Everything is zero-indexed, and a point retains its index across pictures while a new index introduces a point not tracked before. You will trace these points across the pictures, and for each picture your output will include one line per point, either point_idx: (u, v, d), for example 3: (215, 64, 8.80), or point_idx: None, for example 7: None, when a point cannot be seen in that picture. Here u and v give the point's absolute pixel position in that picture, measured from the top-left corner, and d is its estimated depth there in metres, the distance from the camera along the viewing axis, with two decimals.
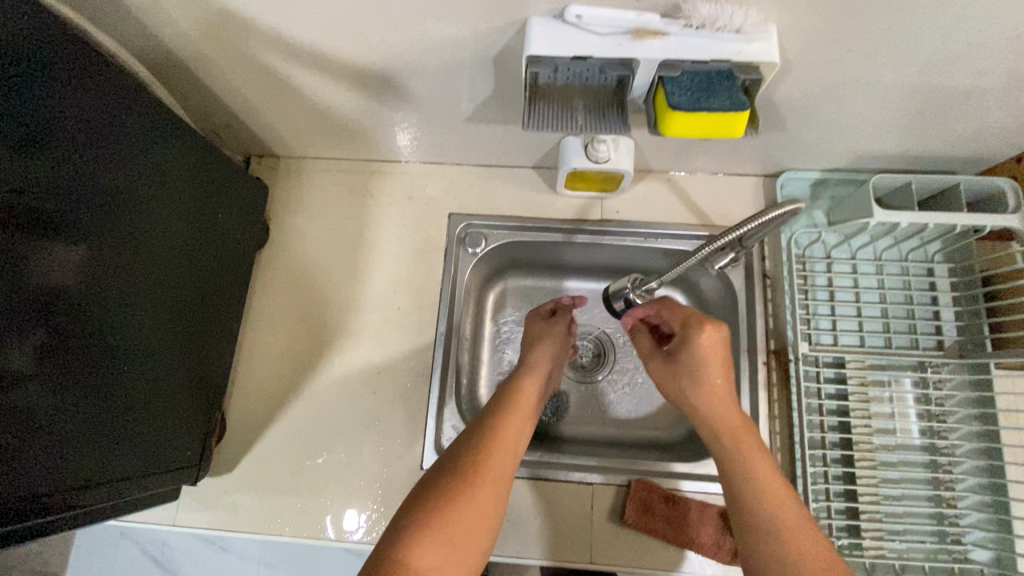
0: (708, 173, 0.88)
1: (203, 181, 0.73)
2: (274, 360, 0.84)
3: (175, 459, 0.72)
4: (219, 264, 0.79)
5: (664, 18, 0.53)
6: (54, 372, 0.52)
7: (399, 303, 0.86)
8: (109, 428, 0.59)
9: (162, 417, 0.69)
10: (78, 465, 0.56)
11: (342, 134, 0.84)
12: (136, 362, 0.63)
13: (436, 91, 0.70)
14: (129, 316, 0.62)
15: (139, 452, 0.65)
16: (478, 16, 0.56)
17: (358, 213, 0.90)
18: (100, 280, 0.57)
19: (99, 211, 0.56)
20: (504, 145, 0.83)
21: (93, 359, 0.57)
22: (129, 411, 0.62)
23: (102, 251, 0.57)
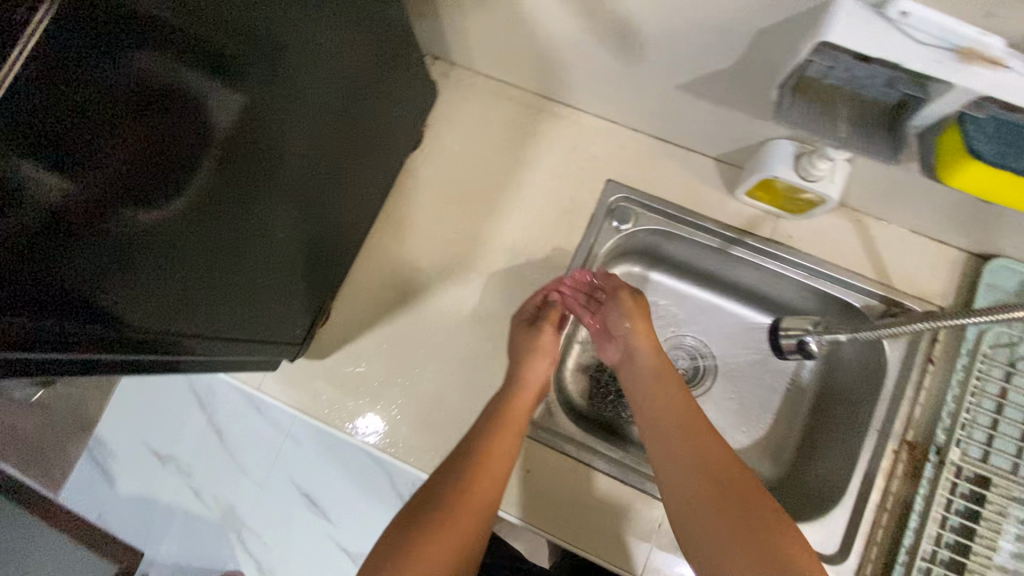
0: (906, 228, 0.77)
1: (375, 56, 0.66)
2: (390, 268, 0.83)
3: (281, 333, 0.71)
4: (363, 152, 0.73)
5: (1009, 46, 0.44)
6: (204, 220, 0.48)
7: (528, 254, 0.82)
8: (229, 289, 0.56)
9: (276, 286, 0.66)
10: (193, 315, 0.53)
11: (532, 61, 0.77)
12: (265, 224, 0.58)
13: (665, 45, 0.62)
14: (272, 175, 0.56)
15: (248, 315, 0.62)
16: None
17: (514, 147, 0.84)
18: (266, 134, 0.52)
19: (286, 56, 0.50)
20: (699, 127, 0.74)
21: (235, 215, 0.52)
22: (248, 274, 0.59)
23: (274, 103, 0.51)
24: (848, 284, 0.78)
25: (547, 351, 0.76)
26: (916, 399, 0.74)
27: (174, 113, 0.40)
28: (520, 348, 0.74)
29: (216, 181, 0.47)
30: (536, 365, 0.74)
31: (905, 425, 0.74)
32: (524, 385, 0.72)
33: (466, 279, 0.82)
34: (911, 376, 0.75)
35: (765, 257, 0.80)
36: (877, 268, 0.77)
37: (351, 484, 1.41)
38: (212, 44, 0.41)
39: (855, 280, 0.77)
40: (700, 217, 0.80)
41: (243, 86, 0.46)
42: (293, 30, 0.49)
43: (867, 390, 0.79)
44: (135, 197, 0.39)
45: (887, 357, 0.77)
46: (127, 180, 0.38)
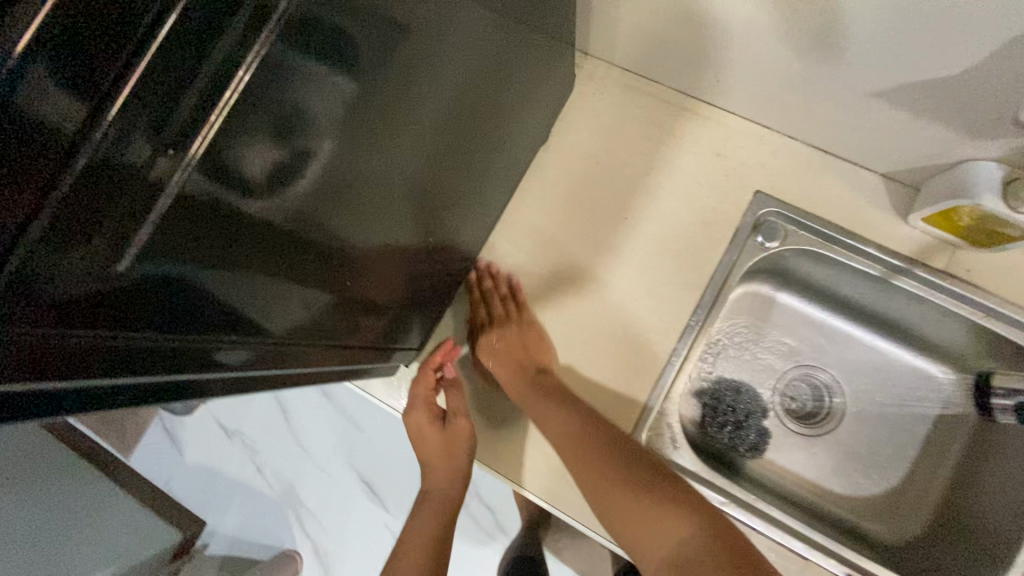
0: None
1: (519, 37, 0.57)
2: (507, 271, 0.77)
3: (399, 340, 0.65)
4: (492, 146, 0.64)
5: None
6: (334, 229, 0.40)
7: (659, 267, 0.75)
8: (341, 306, 0.47)
9: (390, 297, 0.57)
10: (302, 338, 0.44)
11: (688, 54, 0.69)
12: (385, 229, 0.48)
13: (877, 41, 0.53)
14: (397, 170, 0.45)
15: (360, 332, 0.54)
16: None
17: (650, 148, 0.77)
18: (404, 126, 0.43)
19: (435, 30, 0.40)
20: (879, 140, 0.66)
21: (365, 223, 0.44)
22: (362, 286, 0.49)
23: (407, 78, 0.40)
24: None
25: (454, 446, 0.71)
26: None
27: (321, 101, 0.32)
28: (437, 447, 0.72)
29: (351, 183, 0.39)
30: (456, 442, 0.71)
31: None
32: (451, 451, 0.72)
33: (588, 290, 0.76)
34: None
35: (937, 293, 0.70)
36: None
37: (419, 480, 1.30)
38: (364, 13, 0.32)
39: None
40: (861, 240, 0.71)
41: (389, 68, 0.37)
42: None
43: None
44: (265, 205, 0.31)
45: None
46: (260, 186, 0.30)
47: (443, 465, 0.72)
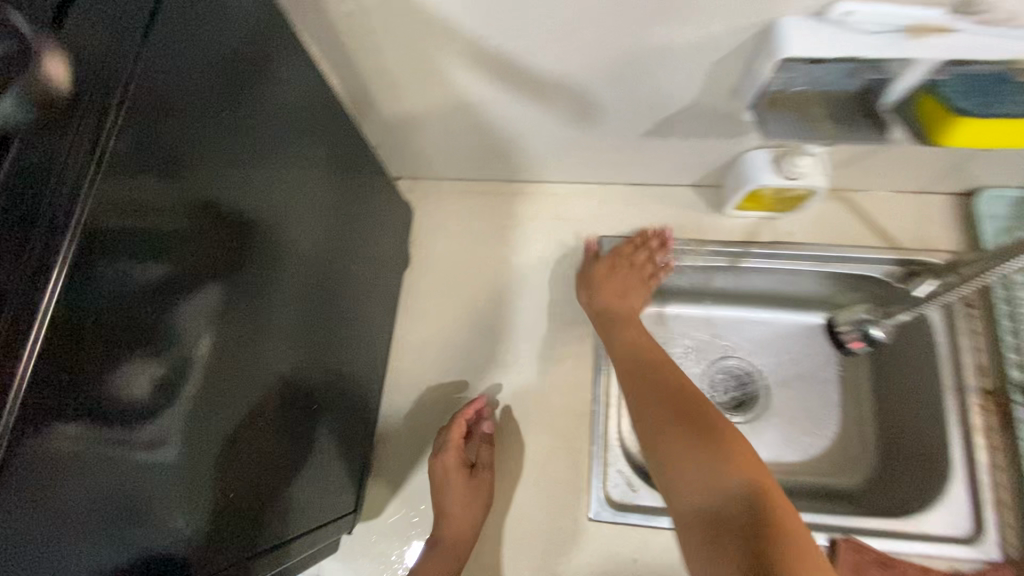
0: (888, 193, 0.80)
1: (344, 179, 0.63)
2: (419, 394, 0.78)
3: (333, 510, 0.64)
4: (360, 278, 0.68)
5: (950, 13, 0.47)
6: (225, 406, 0.40)
7: (551, 332, 0.80)
8: (278, 492, 0.49)
9: (320, 469, 0.59)
10: (245, 540, 0.45)
11: (494, 153, 0.79)
12: (299, 408, 0.52)
13: (623, 103, 0.65)
14: (295, 354, 0.51)
15: (297, 514, 0.55)
16: (720, 16, 0.50)
17: (500, 235, 0.84)
18: (266, 289, 0.45)
19: (263, 199, 0.44)
20: (670, 165, 0.77)
21: (258, 388, 0.44)
22: (294, 467, 0.52)
23: (278, 279, 0.47)
24: (862, 260, 0.78)
25: (477, 500, 0.69)
26: (974, 346, 0.74)
27: (164, 300, 0.34)
28: (462, 492, 0.68)
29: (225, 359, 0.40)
30: (460, 518, 0.68)
31: (976, 374, 0.73)
32: (460, 526, 0.68)
33: (499, 379, 0.78)
34: (959, 326, 0.75)
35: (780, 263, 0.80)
36: (882, 236, 0.78)
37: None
38: (209, 245, 0.38)
39: (867, 253, 0.78)
40: (701, 243, 0.80)
41: (227, 245, 0.39)
42: (291, 213, 0.49)
43: (921, 351, 0.78)
44: (181, 430, 0.35)
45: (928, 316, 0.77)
46: (176, 421, 0.35)
47: (462, 511, 0.68)
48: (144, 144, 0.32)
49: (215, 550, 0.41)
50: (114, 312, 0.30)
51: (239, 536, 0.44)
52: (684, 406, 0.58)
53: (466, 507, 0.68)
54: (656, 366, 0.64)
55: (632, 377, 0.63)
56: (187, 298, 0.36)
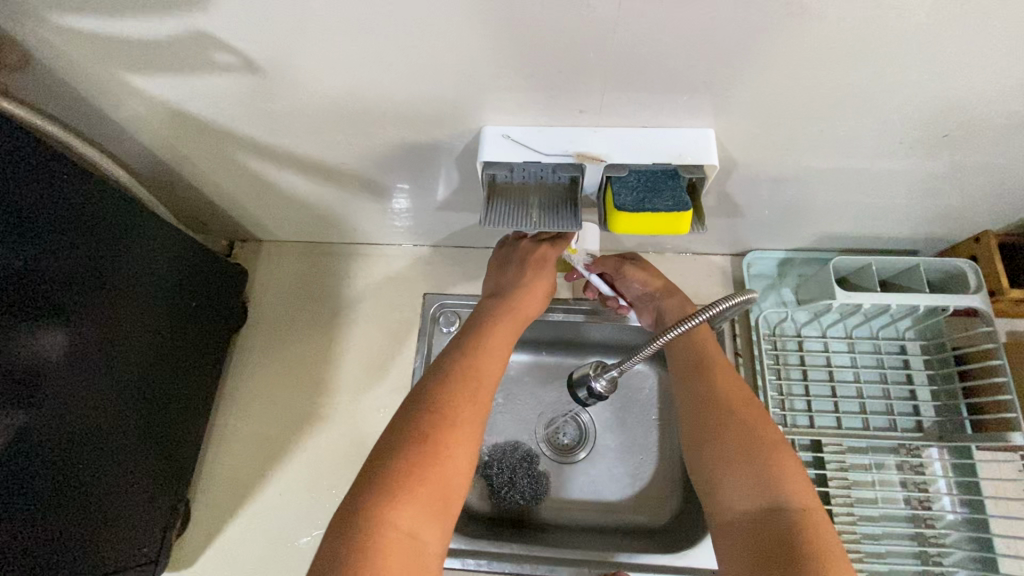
0: (675, 254, 0.90)
1: (200, 279, 0.80)
2: (244, 446, 0.84)
3: (142, 549, 0.72)
4: (208, 354, 0.83)
5: (597, 128, 0.59)
6: (36, 441, 0.55)
7: (372, 385, 0.86)
8: (77, 515, 0.61)
9: (122, 509, 0.68)
10: (35, 556, 0.56)
11: (321, 221, 0.87)
12: (109, 443, 0.64)
13: (406, 184, 0.74)
14: (106, 400, 0.64)
15: (93, 548, 0.64)
16: (439, 124, 0.60)
17: (335, 294, 0.92)
18: (92, 360, 0.61)
19: (99, 295, 0.61)
20: (476, 231, 0.87)
21: (70, 431, 0.59)
22: (96, 497, 0.63)
23: (88, 342, 0.60)
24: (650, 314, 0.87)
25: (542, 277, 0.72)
26: None
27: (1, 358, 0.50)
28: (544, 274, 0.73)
29: (44, 405, 0.56)
30: (523, 312, 0.69)
31: None
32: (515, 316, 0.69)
33: (321, 430, 0.84)
34: None
35: (578, 312, 0.93)
36: None
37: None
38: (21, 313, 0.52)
39: None
40: None
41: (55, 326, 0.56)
42: (111, 290, 0.63)
43: None
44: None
45: None
46: None
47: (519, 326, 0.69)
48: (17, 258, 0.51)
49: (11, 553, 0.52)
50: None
51: (33, 555, 0.55)
52: (766, 431, 0.60)
53: (520, 304, 0.70)
54: (710, 381, 0.66)
55: (679, 361, 0.71)
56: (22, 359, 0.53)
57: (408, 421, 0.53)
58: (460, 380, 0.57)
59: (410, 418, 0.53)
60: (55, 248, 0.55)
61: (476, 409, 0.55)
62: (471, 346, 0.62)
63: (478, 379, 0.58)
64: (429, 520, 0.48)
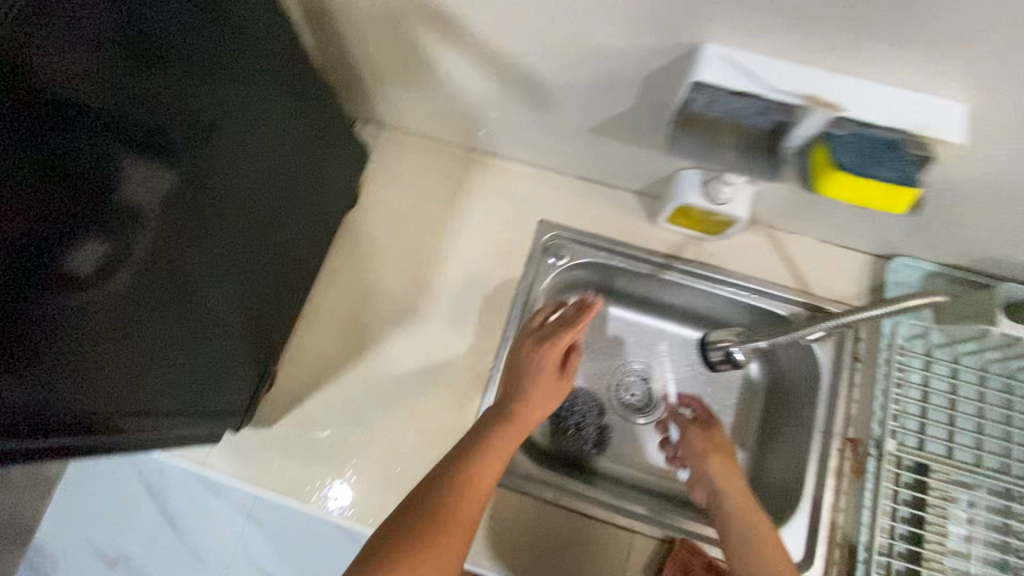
0: (814, 239, 0.84)
1: (306, 132, 0.71)
2: (335, 326, 0.83)
3: (224, 403, 0.70)
4: (302, 219, 0.76)
5: (834, 72, 0.52)
6: (140, 279, 0.49)
7: (470, 297, 0.84)
8: (170, 364, 0.57)
9: (211, 361, 0.64)
10: (126, 396, 0.52)
11: (457, 116, 0.82)
12: (206, 295, 0.59)
13: (572, 94, 0.68)
14: (211, 247, 0.58)
15: (181, 396, 0.61)
16: (654, 27, 0.54)
17: (449, 198, 0.88)
18: (200, 199, 0.53)
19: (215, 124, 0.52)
20: (616, 166, 0.81)
21: (176, 274, 0.53)
22: (189, 347, 0.59)
23: (206, 181, 0.53)
24: (773, 295, 0.82)
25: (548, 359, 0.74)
26: (853, 398, 0.78)
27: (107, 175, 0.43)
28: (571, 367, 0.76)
29: (152, 241, 0.49)
30: (541, 392, 0.72)
31: (845, 423, 0.77)
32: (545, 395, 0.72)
33: (412, 330, 0.83)
34: (843, 376, 0.79)
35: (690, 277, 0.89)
36: (796, 277, 0.82)
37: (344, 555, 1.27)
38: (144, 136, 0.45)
39: (780, 290, 0.82)
40: (631, 246, 0.85)
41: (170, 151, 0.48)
42: (233, 128, 0.55)
43: (806, 392, 0.82)
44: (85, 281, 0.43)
45: (819, 362, 0.81)
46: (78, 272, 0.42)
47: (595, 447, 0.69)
48: (111, 66, 0.41)
49: (107, 388, 0.49)
50: (52, 164, 0.38)
51: (125, 399, 0.52)
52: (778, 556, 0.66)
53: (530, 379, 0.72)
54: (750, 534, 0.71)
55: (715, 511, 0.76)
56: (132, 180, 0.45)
57: (450, 465, 0.61)
58: (487, 454, 0.63)
59: (444, 473, 0.61)
60: (170, 50, 0.46)
61: (506, 447, 0.65)
62: (500, 428, 0.67)
63: (496, 452, 0.64)
64: (449, 553, 0.55)
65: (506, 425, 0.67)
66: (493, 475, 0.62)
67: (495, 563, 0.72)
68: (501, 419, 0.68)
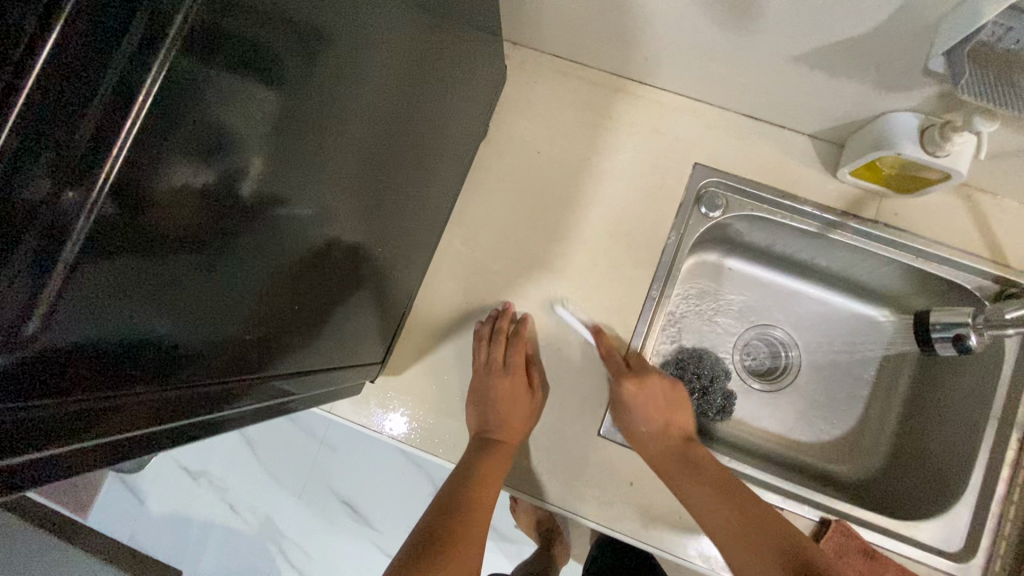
0: (1018, 203, 0.72)
1: (433, 31, 0.55)
2: (463, 273, 0.76)
3: (355, 357, 0.63)
4: (424, 146, 0.63)
5: None
6: (279, 224, 0.37)
7: (611, 248, 0.76)
8: (302, 321, 0.47)
9: (339, 314, 0.55)
10: (265, 363, 0.43)
11: (615, 35, 0.70)
12: (337, 237, 0.48)
13: (790, 12, 0.56)
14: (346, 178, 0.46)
15: (314, 354, 0.52)
16: None
17: (590, 133, 0.77)
18: (331, 133, 0.40)
19: (342, 25, 0.37)
20: (800, 104, 0.69)
21: (314, 214, 0.42)
22: (320, 299, 0.49)
23: (342, 88, 0.40)
24: (961, 265, 0.72)
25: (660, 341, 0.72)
26: None
27: (246, 126, 0.31)
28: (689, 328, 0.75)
29: (283, 194, 0.37)
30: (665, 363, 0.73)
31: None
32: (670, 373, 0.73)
33: (547, 281, 0.76)
34: None
35: None
36: (990, 246, 0.72)
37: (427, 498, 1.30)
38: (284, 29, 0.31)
39: (969, 260, 0.72)
40: (798, 199, 0.74)
41: (300, 75, 0.34)
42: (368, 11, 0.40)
43: (979, 372, 0.74)
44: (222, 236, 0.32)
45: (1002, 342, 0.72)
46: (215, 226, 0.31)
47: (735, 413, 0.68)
48: None
49: (247, 358, 0.40)
50: (179, 126, 0.27)
51: (264, 367, 0.43)
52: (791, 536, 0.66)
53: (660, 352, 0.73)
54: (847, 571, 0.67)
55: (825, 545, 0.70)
56: (268, 105, 0.32)
57: (494, 448, 0.69)
58: (504, 403, 0.71)
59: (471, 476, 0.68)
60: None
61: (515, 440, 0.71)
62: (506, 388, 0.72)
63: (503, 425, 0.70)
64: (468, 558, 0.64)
65: (506, 378, 0.72)
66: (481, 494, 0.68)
67: (632, 530, 0.69)
68: (512, 379, 0.73)
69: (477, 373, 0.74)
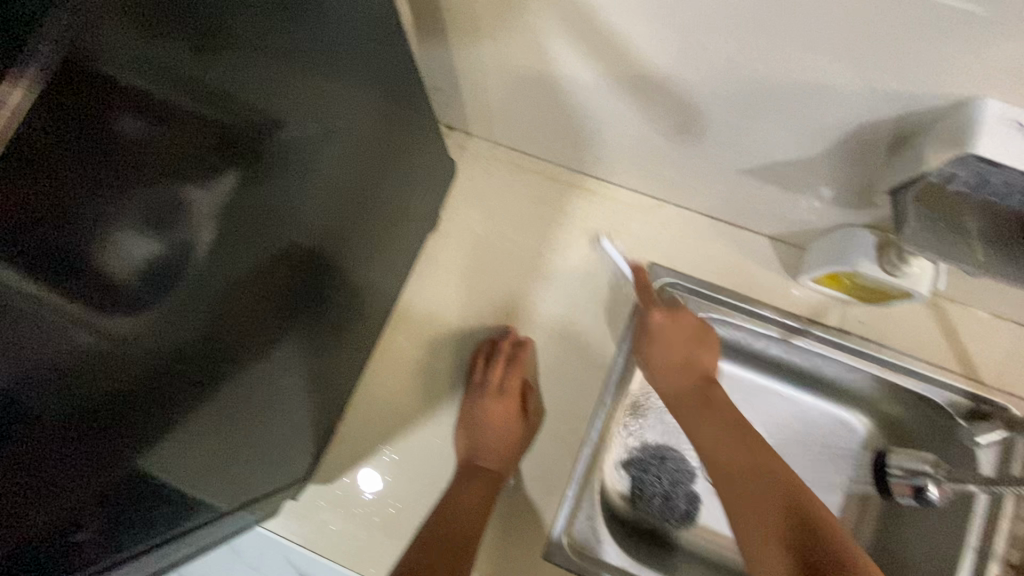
0: (984, 312, 0.70)
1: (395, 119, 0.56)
2: (408, 370, 0.73)
3: (280, 480, 0.59)
4: (379, 232, 0.62)
5: None
6: (191, 307, 0.34)
7: (563, 347, 0.72)
8: (222, 420, 0.42)
9: (270, 414, 0.51)
10: (167, 479, 0.38)
11: (566, 135, 0.69)
12: (271, 321, 0.45)
13: (733, 130, 0.54)
14: (285, 258, 0.44)
15: (232, 468, 0.47)
16: (890, 70, 0.40)
17: (544, 226, 0.75)
18: (269, 212, 0.39)
19: (291, 115, 0.38)
20: (754, 210, 0.67)
21: (239, 295, 0.39)
22: (247, 397, 0.45)
23: (283, 172, 0.40)
24: (931, 378, 0.68)
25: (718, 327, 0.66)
26: None
27: (148, 203, 0.29)
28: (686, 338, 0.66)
29: (203, 271, 0.34)
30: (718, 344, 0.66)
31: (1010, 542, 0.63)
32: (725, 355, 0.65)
33: None
34: None
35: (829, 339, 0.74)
36: (959, 358, 0.69)
37: None
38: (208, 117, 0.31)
39: (939, 373, 0.68)
40: (757, 302, 0.71)
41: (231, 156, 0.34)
42: (320, 107, 0.41)
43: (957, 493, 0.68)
44: (114, 318, 0.29)
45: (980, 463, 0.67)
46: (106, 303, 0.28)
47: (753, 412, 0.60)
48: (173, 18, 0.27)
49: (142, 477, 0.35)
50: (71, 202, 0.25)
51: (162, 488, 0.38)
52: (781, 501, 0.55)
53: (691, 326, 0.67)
54: None
55: None
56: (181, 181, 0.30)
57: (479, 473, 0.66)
58: (495, 425, 0.69)
59: (459, 497, 0.65)
60: (235, 17, 0.30)
61: (503, 466, 0.68)
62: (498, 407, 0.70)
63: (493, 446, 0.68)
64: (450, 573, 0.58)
65: (499, 403, 0.70)
66: (465, 514, 0.63)
67: None
68: (506, 403, 0.70)
69: (469, 398, 0.71)
